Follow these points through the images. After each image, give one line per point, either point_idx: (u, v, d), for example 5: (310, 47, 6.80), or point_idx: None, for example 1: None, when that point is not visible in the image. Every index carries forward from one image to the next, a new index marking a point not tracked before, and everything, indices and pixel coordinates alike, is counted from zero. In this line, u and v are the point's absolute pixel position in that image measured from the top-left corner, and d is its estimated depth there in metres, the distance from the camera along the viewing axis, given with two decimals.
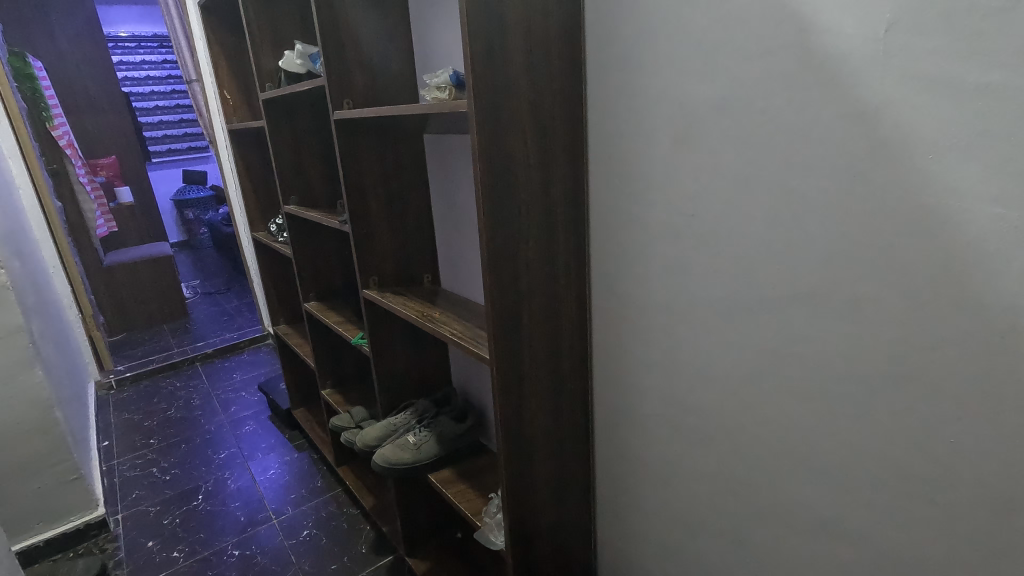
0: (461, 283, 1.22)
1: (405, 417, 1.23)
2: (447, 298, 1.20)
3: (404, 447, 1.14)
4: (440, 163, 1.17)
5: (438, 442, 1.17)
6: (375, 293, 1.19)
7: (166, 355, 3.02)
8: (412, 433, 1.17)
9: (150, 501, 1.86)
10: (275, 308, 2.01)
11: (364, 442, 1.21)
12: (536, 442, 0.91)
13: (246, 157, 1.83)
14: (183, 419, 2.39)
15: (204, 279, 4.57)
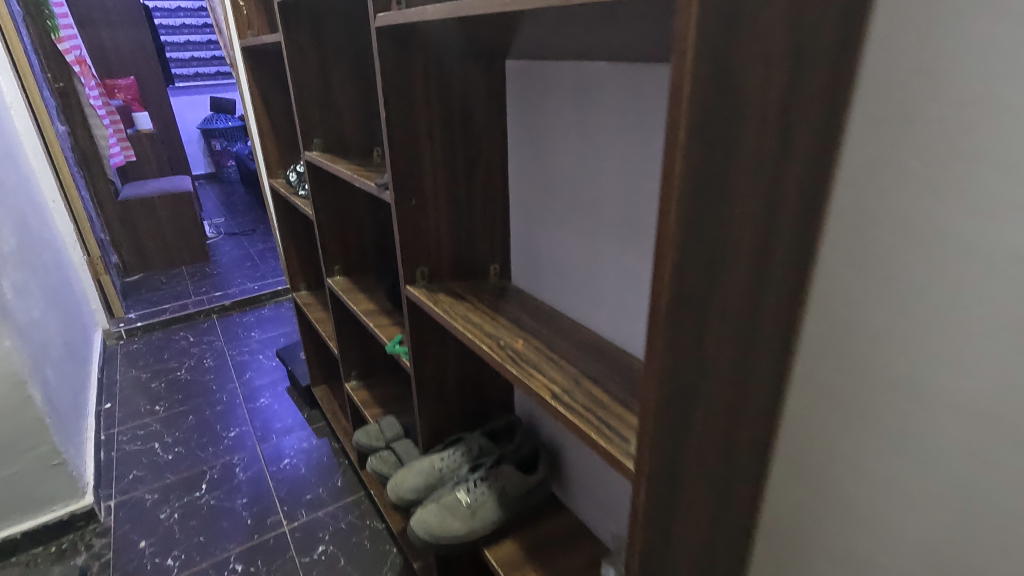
0: (548, 284, 0.86)
1: (451, 459, 0.90)
2: (523, 307, 0.84)
3: (453, 512, 0.82)
4: (533, 107, 0.79)
5: (499, 503, 0.84)
6: (423, 294, 0.83)
7: (182, 303, 2.77)
8: (463, 489, 0.84)
9: (148, 486, 1.62)
10: (295, 273, 1.69)
11: (396, 494, 0.89)
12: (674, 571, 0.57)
13: (262, 84, 1.46)
14: (193, 383, 2.13)
15: (230, 217, 4.31)
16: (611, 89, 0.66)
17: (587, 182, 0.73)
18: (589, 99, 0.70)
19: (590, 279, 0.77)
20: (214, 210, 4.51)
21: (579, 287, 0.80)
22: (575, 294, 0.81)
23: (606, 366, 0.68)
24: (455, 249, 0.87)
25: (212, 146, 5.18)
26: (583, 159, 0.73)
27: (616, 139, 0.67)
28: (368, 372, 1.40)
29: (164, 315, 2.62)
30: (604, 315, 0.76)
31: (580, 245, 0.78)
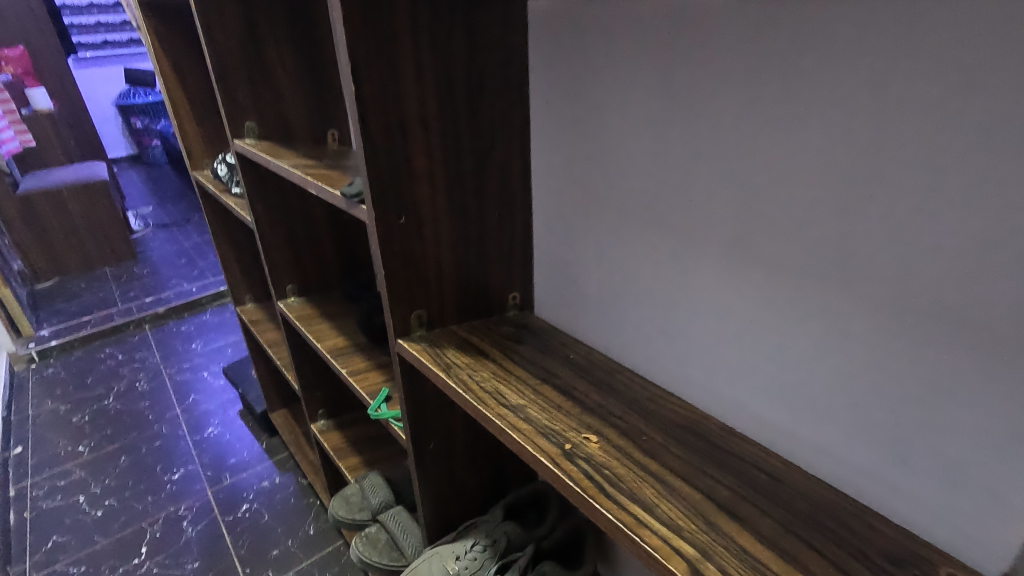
0: (595, 320, 0.67)
1: (469, 561, 0.66)
2: (563, 359, 0.64)
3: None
4: (577, 87, 0.59)
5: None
6: (426, 356, 0.60)
7: (105, 313, 2.38)
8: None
9: (72, 556, 1.32)
10: (238, 283, 1.40)
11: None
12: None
13: (172, 51, 1.13)
14: (124, 413, 1.81)
15: (160, 205, 3.85)
16: (716, 52, 0.46)
17: (666, 189, 0.54)
18: (674, 69, 0.50)
19: (664, 318, 0.59)
20: (140, 198, 4.01)
21: (645, 328, 0.61)
22: (639, 335, 0.62)
23: (724, 471, 0.50)
24: (457, 276, 0.64)
25: (132, 125, 4.60)
26: (659, 158, 0.53)
27: (721, 127, 0.47)
28: (338, 408, 1.15)
29: (84, 329, 2.24)
30: (686, 367, 0.58)
31: (648, 273, 0.59)
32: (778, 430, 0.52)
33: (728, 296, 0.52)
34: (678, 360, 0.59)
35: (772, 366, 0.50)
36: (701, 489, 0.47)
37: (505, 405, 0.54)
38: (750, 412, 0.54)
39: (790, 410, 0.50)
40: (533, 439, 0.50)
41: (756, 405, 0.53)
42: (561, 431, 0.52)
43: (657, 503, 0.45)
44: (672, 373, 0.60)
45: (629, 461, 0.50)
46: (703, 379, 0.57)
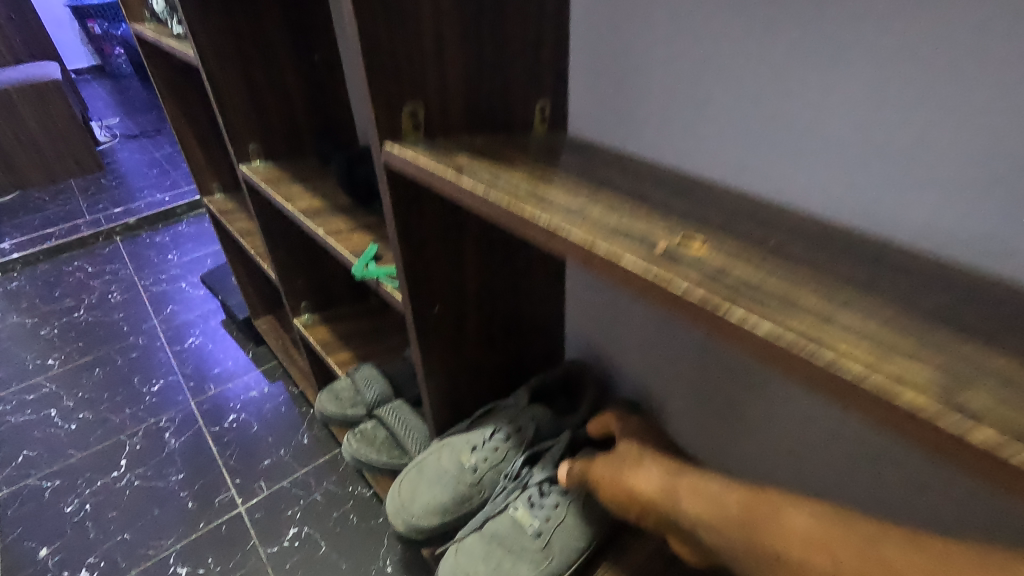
0: (674, 129, 0.53)
1: (488, 458, 0.63)
2: (622, 170, 0.48)
3: (513, 558, 0.59)
4: None
5: (578, 523, 0.60)
6: (427, 159, 0.45)
7: (72, 225, 2.19)
8: (521, 514, 0.60)
9: (46, 470, 1.22)
10: (201, 168, 1.21)
11: (409, 525, 0.63)
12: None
13: None
14: (96, 326, 1.66)
15: (127, 116, 3.55)
16: None
17: None
18: None
19: (787, 100, 0.44)
20: (105, 109, 3.70)
21: (753, 121, 0.47)
22: (744, 134, 0.48)
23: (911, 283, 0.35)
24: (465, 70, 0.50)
25: (90, 31, 4.22)
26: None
27: None
28: (323, 301, 1.00)
29: (48, 241, 2.05)
30: (815, 165, 0.45)
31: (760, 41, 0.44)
32: (955, 225, 0.39)
33: (904, 35, 0.37)
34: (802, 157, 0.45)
35: (973, 125, 0.36)
36: (884, 301, 0.33)
37: (560, 209, 0.38)
38: (913, 208, 0.40)
39: (989, 189, 0.37)
40: (614, 242, 0.35)
41: (926, 195, 0.40)
42: (648, 233, 0.37)
43: (832, 314, 0.31)
44: (790, 179, 0.46)
45: (751, 263, 0.35)
46: (841, 177, 0.43)
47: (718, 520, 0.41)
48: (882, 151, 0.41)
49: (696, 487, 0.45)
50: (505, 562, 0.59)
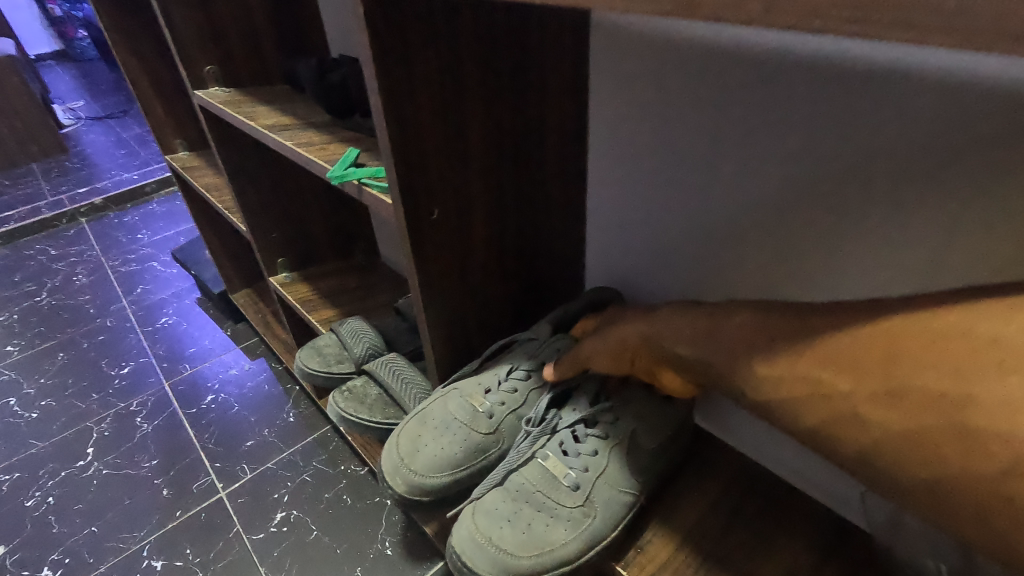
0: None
1: (505, 402, 0.57)
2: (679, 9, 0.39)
3: (544, 516, 0.51)
4: None
5: (620, 476, 0.53)
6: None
7: (33, 208, 2.05)
8: (552, 464, 0.52)
9: (3, 463, 1.10)
10: (163, 121, 1.09)
11: (411, 484, 0.56)
12: (802, 362, 0.30)
13: None
14: (60, 310, 1.54)
15: (94, 100, 3.38)
16: None
17: None
18: None
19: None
20: (69, 93, 3.51)
21: None
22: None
23: None
24: None
25: (51, 14, 4.03)
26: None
27: None
28: (303, 257, 0.89)
29: (6, 224, 1.90)
30: None
31: None
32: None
33: None
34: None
35: None
36: None
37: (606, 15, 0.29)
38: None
39: None
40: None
41: None
42: None
43: None
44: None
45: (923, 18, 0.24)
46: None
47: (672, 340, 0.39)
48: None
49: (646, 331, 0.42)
50: (534, 521, 0.51)
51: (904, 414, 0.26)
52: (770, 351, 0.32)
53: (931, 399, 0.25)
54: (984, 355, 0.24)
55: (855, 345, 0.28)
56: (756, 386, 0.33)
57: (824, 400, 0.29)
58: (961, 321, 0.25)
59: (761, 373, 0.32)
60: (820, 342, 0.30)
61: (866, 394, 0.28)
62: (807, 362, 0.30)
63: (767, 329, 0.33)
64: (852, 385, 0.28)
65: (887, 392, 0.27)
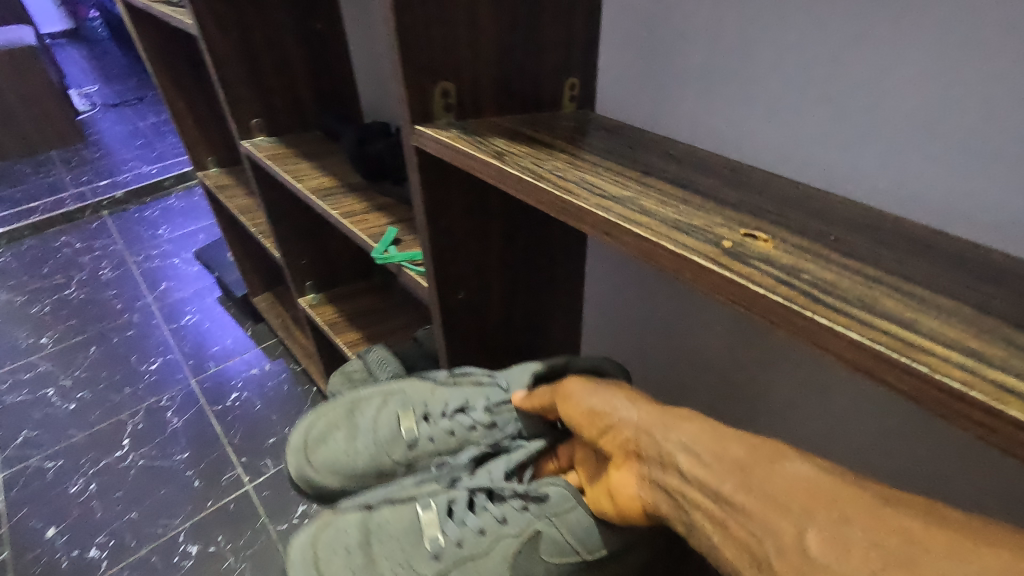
0: (716, 108, 0.51)
1: (436, 438, 0.63)
2: (664, 155, 0.49)
3: (389, 562, 0.56)
4: None
5: (486, 566, 0.52)
6: (465, 146, 0.45)
7: (57, 198, 2.13)
8: (427, 519, 0.56)
9: (47, 450, 1.21)
10: (196, 140, 1.18)
11: (329, 465, 0.69)
12: (703, 476, 0.35)
13: None
14: (89, 303, 1.63)
15: (108, 83, 3.43)
16: None
17: None
18: None
19: (849, 81, 0.42)
20: (83, 76, 3.57)
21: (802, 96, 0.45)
22: (791, 118, 0.46)
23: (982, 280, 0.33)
24: (500, 44, 0.50)
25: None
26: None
27: None
28: (329, 280, 0.99)
29: (33, 215, 1.99)
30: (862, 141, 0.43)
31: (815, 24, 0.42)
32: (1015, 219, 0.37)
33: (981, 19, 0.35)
34: (851, 138, 0.44)
35: None
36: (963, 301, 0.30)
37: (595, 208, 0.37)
38: (972, 205, 0.39)
39: None
40: (678, 242, 0.33)
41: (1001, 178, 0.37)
42: (709, 229, 0.35)
43: (909, 316, 0.28)
44: (830, 160, 0.45)
45: (821, 260, 0.33)
46: (897, 172, 0.42)
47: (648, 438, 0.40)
48: (945, 141, 0.39)
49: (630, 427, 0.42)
50: (378, 562, 0.56)
51: (732, 561, 0.33)
52: (694, 449, 0.37)
53: (770, 553, 0.31)
54: (840, 559, 0.28)
55: (858, 535, 0.28)
56: (654, 472, 0.39)
57: (698, 510, 0.35)
58: (862, 528, 0.29)
59: (658, 455, 0.39)
60: (740, 470, 0.34)
61: (734, 525, 0.33)
62: (712, 474, 0.35)
63: (723, 437, 0.37)
64: (726, 512, 0.33)
65: (752, 530, 0.32)
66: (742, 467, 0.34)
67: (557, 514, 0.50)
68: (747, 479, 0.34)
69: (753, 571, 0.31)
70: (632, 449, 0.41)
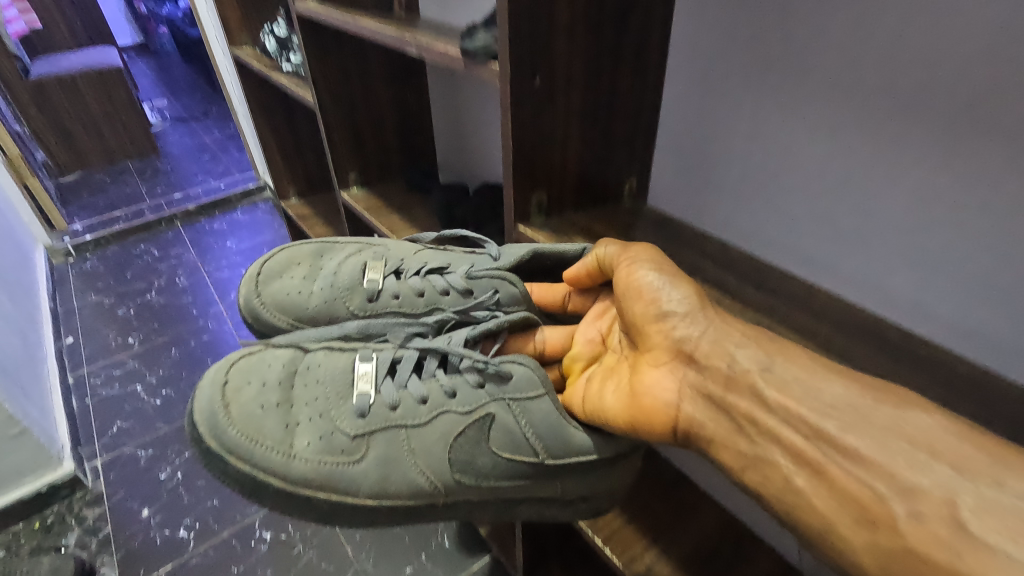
0: (766, 209, 0.64)
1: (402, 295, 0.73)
2: (700, 252, 0.66)
3: (309, 408, 0.62)
4: None
5: (413, 433, 0.62)
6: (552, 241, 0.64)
7: (136, 208, 2.34)
8: (364, 372, 0.63)
9: (139, 440, 1.37)
10: (283, 174, 1.35)
11: (273, 296, 0.75)
12: (812, 418, 0.39)
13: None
14: (168, 307, 1.81)
15: (174, 95, 3.70)
16: None
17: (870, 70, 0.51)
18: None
19: (865, 207, 0.56)
20: (151, 89, 3.83)
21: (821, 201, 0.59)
22: (823, 222, 0.60)
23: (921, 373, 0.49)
24: (578, 157, 0.65)
25: (137, 10, 4.37)
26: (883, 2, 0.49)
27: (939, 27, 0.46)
28: None
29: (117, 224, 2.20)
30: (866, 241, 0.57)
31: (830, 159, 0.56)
32: (978, 332, 0.52)
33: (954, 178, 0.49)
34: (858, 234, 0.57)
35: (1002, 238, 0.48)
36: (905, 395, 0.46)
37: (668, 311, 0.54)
38: (944, 311, 0.54)
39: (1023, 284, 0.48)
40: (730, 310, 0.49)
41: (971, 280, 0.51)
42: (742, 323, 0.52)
43: None
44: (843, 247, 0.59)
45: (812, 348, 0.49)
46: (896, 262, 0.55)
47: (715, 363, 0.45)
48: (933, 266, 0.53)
49: (693, 340, 0.47)
50: (298, 403, 0.62)
51: (827, 520, 0.37)
52: (795, 390, 0.41)
53: (898, 514, 0.34)
54: (997, 528, 0.31)
55: (1002, 505, 0.32)
56: (705, 386, 0.45)
57: (780, 448, 0.40)
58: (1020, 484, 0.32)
59: (731, 376, 0.44)
60: (864, 419, 0.38)
61: (854, 474, 0.36)
62: (809, 412, 0.39)
63: (814, 373, 0.41)
64: (846, 462, 0.37)
65: (879, 489, 0.35)
66: (853, 417, 0.38)
67: (512, 399, 0.61)
68: (880, 439, 0.36)
69: (890, 535, 0.34)
70: (687, 353, 0.47)
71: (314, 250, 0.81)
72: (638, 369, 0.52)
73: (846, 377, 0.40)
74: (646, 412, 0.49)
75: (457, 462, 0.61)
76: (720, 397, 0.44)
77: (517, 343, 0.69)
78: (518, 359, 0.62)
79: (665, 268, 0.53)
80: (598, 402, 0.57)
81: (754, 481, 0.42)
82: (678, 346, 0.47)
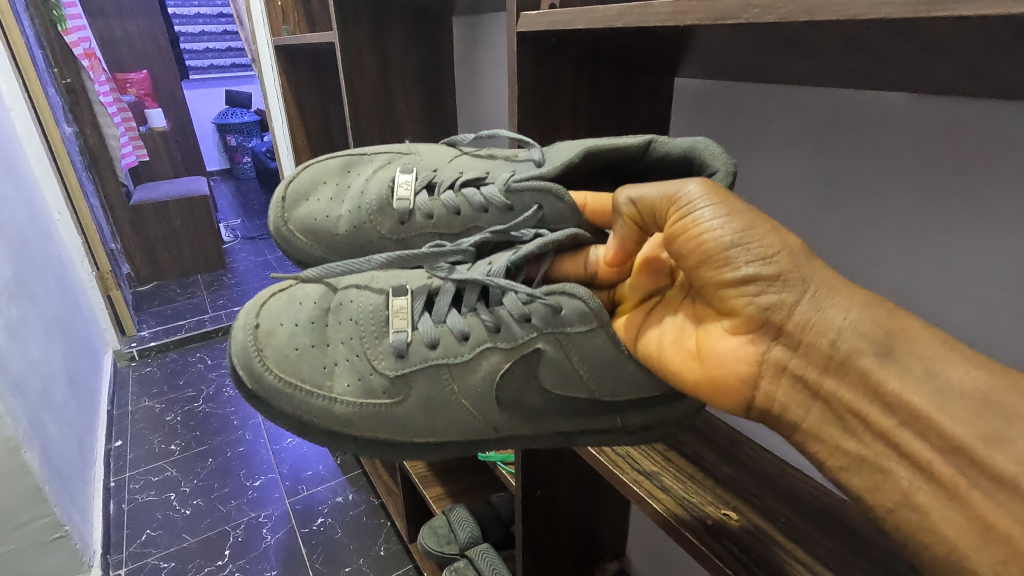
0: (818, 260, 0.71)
1: (435, 213, 0.77)
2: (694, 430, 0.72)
3: (346, 347, 0.63)
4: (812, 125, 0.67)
5: (456, 371, 0.61)
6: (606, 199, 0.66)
7: (198, 319, 2.56)
8: (400, 311, 0.63)
9: (164, 550, 1.41)
10: None
11: (304, 222, 0.82)
12: (942, 421, 0.36)
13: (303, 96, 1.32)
14: (211, 416, 1.92)
15: (246, 216, 4.15)
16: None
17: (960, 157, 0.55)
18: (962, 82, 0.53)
19: (916, 245, 0.60)
20: (228, 209, 4.31)
21: (903, 232, 0.61)
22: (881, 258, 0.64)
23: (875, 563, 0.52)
24: None
25: (228, 143, 5.07)
26: (919, 124, 0.57)
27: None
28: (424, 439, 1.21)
29: (179, 334, 2.41)
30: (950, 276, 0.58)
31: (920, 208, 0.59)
32: None
33: None
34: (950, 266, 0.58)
35: None
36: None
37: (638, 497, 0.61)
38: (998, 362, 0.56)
39: None
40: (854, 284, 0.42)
41: None
42: (703, 507, 0.59)
43: None
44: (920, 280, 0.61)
45: (766, 533, 0.56)
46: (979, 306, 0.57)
47: (822, 348, 0.40)
48: (974, 321, 0.57)
49: (792, 317, 0.41)
50: (336, 342, 0.63)
51: (959, 556, 0.35)
52: (911, 376, 0.38)
53: None
54: None
55: None
56: (796, 365, 0.42)
57: (898, 455, 0.38)
58: None
59: (834, 358, 0.40)
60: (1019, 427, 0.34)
61: (1006, 503, 0.33)
62: (947, 416, 0.36)
63: (938, 354, 0.37)
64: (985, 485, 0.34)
65: None
66: (989, 432, 0.34)
67: (563, 333, 0.59)
68: None
69: None
70: (776, 326, 0.42)
71: (341, 168, 0.86)
72: (710, 327, 0.47)
73: (979, 363, 0.36)
74: (720, 386, 0.46)
75: (504, 400, 0.61)
76: (814, 380, 0.41)
77: (566, 262, 0.63)
78: (569, 290, 0.58)
79: (736, 216, 0.43)
80: (655, 346, 0.55)
81: (860, 487, 0.40)
82: (765, 317, 0.42)
